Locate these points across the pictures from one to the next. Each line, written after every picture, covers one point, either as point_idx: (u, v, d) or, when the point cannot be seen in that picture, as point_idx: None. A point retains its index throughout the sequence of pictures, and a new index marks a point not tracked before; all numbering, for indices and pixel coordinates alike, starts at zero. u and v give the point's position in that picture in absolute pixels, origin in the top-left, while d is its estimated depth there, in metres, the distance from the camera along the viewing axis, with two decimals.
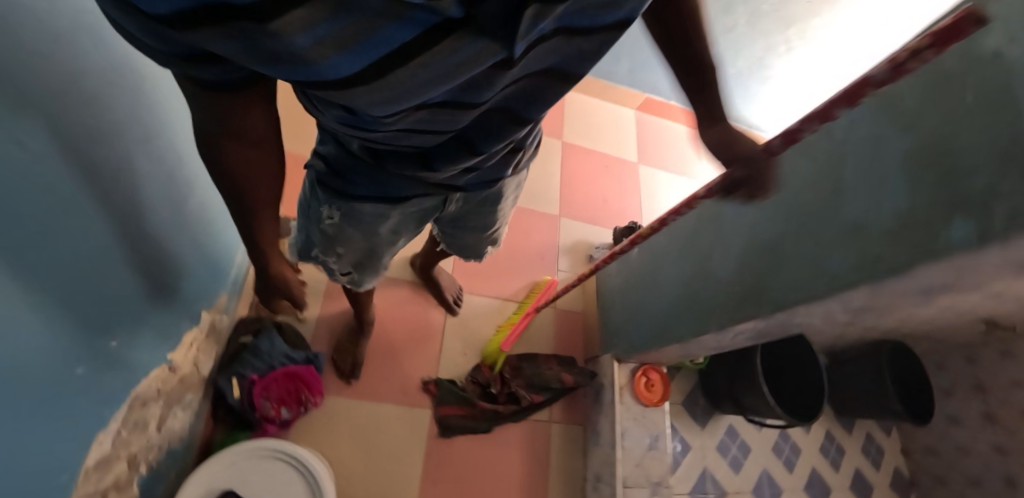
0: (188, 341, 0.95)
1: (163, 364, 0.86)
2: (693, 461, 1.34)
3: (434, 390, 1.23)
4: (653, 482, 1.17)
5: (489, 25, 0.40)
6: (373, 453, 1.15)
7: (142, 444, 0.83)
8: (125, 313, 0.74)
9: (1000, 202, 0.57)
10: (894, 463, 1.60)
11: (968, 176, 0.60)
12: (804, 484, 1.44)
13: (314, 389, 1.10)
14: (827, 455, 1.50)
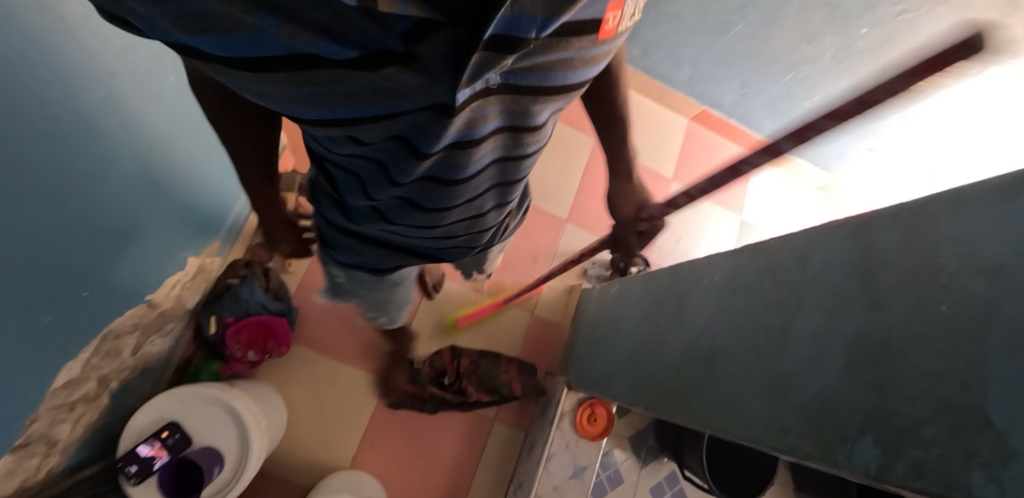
0: (171, 282, 1.07)
1: (142, 303, 0.99)
2: (622, 495, 1.37)
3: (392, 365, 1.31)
4: None
5: (439, 66, 0.34)
6: (325, 406, 1.29)
7: (113, 365, 0.98)
8: (95, 270, 0.85)
9: (912, 448, 0.49)
10: None
11: (897, 401, 0.52)
12: None
13: (280, 341, 1.22)
14: None
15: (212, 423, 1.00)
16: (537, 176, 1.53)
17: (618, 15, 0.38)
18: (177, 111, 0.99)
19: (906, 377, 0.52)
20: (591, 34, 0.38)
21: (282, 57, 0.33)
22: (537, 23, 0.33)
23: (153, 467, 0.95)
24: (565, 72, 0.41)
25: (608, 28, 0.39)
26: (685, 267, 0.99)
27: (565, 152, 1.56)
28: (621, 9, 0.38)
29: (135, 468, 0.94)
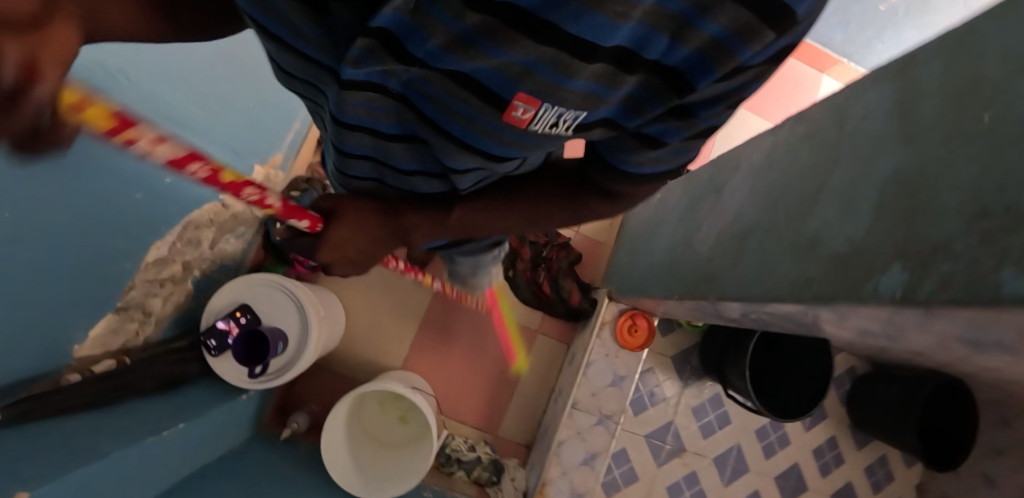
0: None
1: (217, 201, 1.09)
2: (662, 411, 1.39)
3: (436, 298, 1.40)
4: (602, 413, 1.30)
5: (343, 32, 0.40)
6: (381, 310, 1.39)
7: (194, 255, 1.10)
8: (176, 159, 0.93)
9: (942, 262, 0.46)
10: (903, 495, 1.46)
11: (930, 223, 0.49)
12: (777, 473, 1.41)
13: None
14: (818, 458, 1.44)
15: (278, 310, 1.12)
16: None
17: (529, 107, 0.41)
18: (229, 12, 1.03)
19: (941, 197, 0.49)
20: (488, 103, 0.41)
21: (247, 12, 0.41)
22: (439, 54, 0.37)
23: (228, 342, 1.06)
24: (468, 126, 0.46)
25: (512, 111, 0.42)
26: (726, 161, 0.96)
27: None
28: (530, 104, 0.40)
29: (214, 342, 1.05)
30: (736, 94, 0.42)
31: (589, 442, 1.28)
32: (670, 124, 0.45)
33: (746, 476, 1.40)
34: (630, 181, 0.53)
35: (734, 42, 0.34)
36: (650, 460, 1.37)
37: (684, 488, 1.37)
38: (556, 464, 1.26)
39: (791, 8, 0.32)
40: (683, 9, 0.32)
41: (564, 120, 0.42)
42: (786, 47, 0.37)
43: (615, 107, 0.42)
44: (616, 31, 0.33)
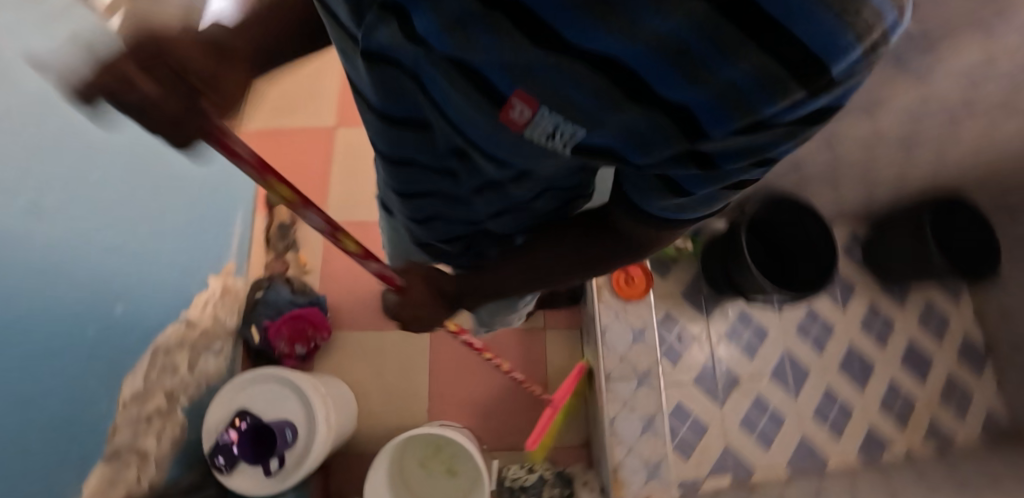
0: (202, 300, 1.14)
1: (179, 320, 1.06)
2: (698, 351, 1.32)
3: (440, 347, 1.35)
4: (639, 374, 1.22)
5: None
6: (385, 373, 1.33)
7: (173, 381, 1.05)
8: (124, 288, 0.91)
9: None
10: (969, 331, 1.39)
11: None
12: (838, 363, 1.34)
13: (319, 327, 1.28)
14: (868, 331, 1.37)
15: (275, 402, 1.05)
16: None
17: (527, 112, 0.33)
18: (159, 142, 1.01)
19: None
20: (478, 103, 0.34)
21: None
22: (436, 38, 0.30)
23: (234, 453, 1.01)
24: (470, 128, 0.38)
25: (508, 111, 0.33)
26: None
27: None
28: (529, 106, 0.32)
29: (222, 459, 1.00)
30: (768, 156, 0.33)
31: (641, 410, 1.19)
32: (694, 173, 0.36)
33: (811, 378, 1.32)
34: (658, 225, 0.46)
35: (755, 90, 0.26)
36: (711, 404, 1.29)
37: (758, 416, 1.29)
38: (620, 445, 1.16)
39: (832, 68, 0.25)
40: (694, 48, 0.24)
41: (559, 137, 0.35)
42: (826, 108, 0.29)
43: (615, 139, 0.34)
44: (615, 50, 0.26)
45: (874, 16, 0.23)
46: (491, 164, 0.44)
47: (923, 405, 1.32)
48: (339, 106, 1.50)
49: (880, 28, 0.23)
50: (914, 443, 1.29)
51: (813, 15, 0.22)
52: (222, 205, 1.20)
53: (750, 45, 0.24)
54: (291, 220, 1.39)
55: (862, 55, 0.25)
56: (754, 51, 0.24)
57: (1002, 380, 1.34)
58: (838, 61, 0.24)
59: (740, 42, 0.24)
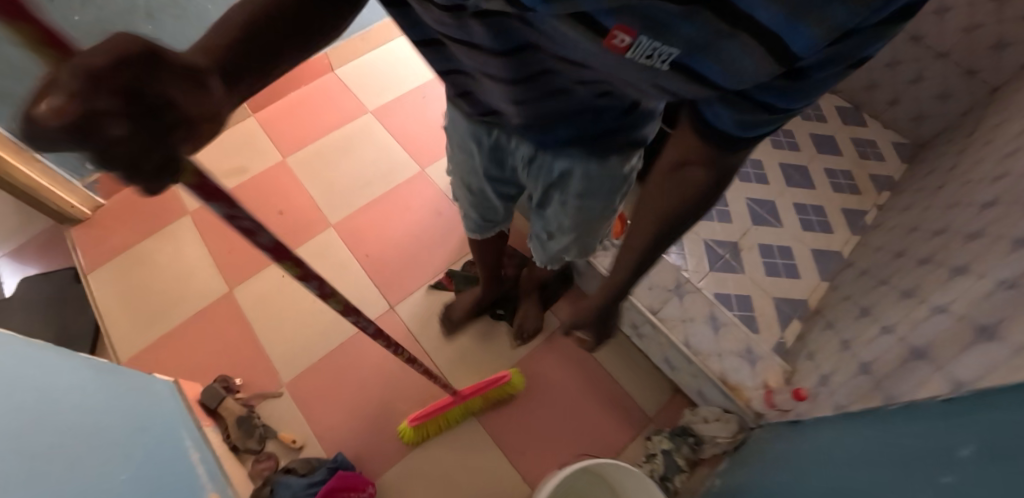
0: None
1: None
2: (694, 243, 1.35)
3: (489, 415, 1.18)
4: (673, 288, 1.18)
5: None
6: (458, 480, 1.11)
7: None
8: None
9: None
10: (830, 108, 1.71)
11: None
12: (783, 182, 1.51)
13: (358, 486, 1.04)
14: (780, 147, 1.59)
15: None
16: (368, 171, 1.44)
17: (627, 39, 0.33)
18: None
19: None
20: (582, 25, 0.33)
21: None
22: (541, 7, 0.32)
23: None
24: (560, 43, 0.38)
25: (611, 39, 0.33)
26: None
27: (359, 137, 1.48)
28: (632, 31, 0.32)
29: None
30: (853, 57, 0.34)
31: (699, 316, 1.14)
32: (775, 90, 0.36)
33: (778, 205, 1.46)
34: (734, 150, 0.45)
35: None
36: (737, 274, 1.32)
37: (773, 259, 1.35)
38: (710, 358, 1.10)
39: None
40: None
41: (655, 60, 0.34)
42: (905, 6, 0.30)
43: (702, 61, 0.34)
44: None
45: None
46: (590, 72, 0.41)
47: (854, 171, 1.56)
48: (220, 269, 1.29)
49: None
50: (873, 199, 1.50)
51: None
52: (154, 441, 0.90)
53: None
54: (248, 409, 1.13)
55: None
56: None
57: (880, 118, 1.68)
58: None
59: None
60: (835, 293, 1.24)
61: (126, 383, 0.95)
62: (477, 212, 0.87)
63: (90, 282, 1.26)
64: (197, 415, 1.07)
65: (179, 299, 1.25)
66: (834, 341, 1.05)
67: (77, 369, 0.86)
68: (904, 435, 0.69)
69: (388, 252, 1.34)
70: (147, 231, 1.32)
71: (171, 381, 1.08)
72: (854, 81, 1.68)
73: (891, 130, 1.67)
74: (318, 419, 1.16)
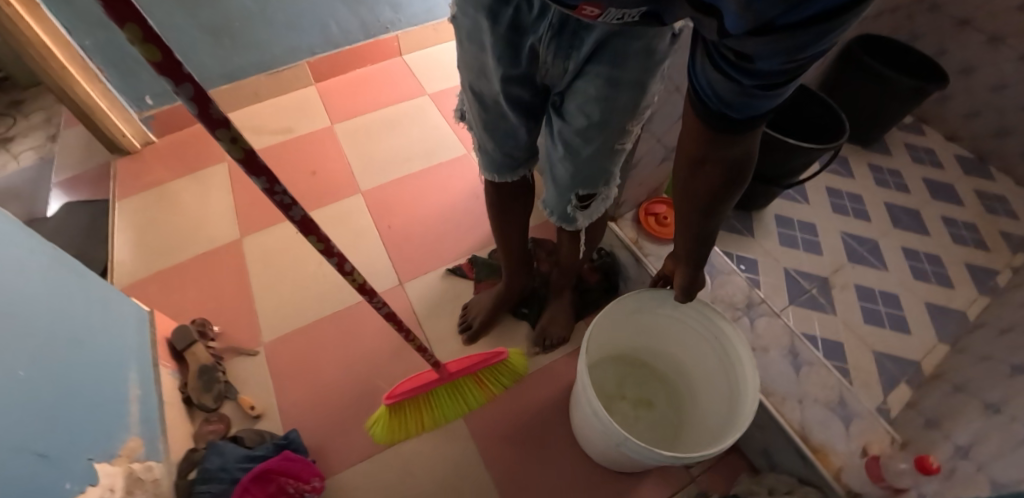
0: None
1: None
2: (769, 268, 1.09)
3: (489, 431, 0.95)
4: (743, 307, 0.91)
5: None
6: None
7: None
8: None
9: None
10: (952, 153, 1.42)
11: None
12: (891, 223, 1.22)
13: (302, 474, 0.85)
14: (887, 186, 1.30)
15: None
16: (410, 145, 1.34)
17: (597, 10, 0.41)
18: None
19: None
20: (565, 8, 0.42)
21: None
22: None
23: None
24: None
25: (582, 11, 0.42)
26: None
27: (411, 115, 1.40)
28: (597, 7, 0.41)
29: None
30: (797, 56, 0.34)
31: (775, 347, 0.87)
32: (728, 65, 0.38)
33: (882, 246, 1.17)
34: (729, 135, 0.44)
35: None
36: (824, 314, 1.03)
37: (874, 305, 1.06)
38: (787, 403, 0.80)
39: None
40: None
41: (629, 18, 0.42)
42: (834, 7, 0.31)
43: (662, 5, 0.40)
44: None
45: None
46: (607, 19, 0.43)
47: (983, 224, 1.24)
48: (237, 216, 1.21)
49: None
50: (1007, 259, 1.17)
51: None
52: (88, 352, 0.76)
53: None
54: (215, 362, 0.98)
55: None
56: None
57: (1012, 174, 1.36)
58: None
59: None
60: (962, 356, 0.92)
61: (90, 292, 0.83)
62: (492, 141, 0.70)
63: (116, 210, 1.23)
64: (160, 354, 0.93)
65: (188, 238, 1.18)
66: (965, 400, 0.75)
67: (30, 251, 0.72)
68: None
69: (409, 230, 1.20)
70: (183, 171, 1.29)
71: (146, 310, 0.97)
72: (976, 128, 1.38)
73: None
74: (285, 388, 0.99)
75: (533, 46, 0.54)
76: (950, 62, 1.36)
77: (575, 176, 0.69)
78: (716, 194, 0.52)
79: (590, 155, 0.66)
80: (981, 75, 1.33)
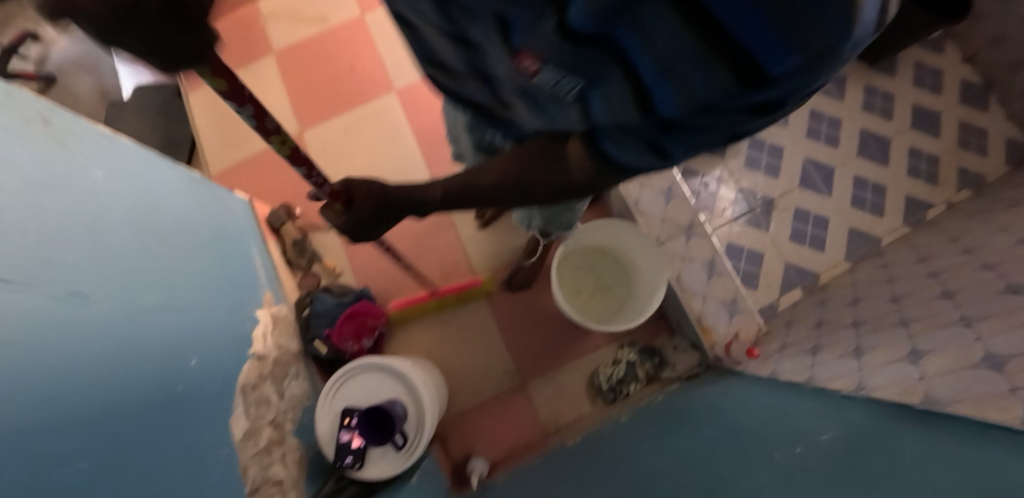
0: (253, 363, 1.07)
1: (194, 393, 0.88)
2: (726, 189, 1.35)
3: (498, 291, 1.38)
4: (684, 228, 1.25)
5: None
6: (455, 333, 1.37)
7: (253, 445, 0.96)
8: (88, 357, 0.69)
9: None
10: (960, 76, 1.41)
11: None
12: (858, 150, 1.37)
13: (376, 316, 1.32)
14: (873, 110, 1.40)
15: (376, 385, 1.09)
16: None
17: (534, 66, 0.43)
18: (122, 177, 0.92)
19: None
20: (507, 46, 0.44)
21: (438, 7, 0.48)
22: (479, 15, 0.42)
23: (361, 446, 1.00)
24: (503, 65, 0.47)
25: (521, 62, 0.44)
26: None
27: None
28: (535, 60, 0.42)
29: (350, 456, 0.98)
30: (727, 129, 0.40)
31: (698, 258, 1.23)
32: (643, 131, 0.42)
33: (837, 173, 1.36)
34: (607, 170, 0.49)
35: (684, 56, 0.34)
36: (758, 232, 1.32)
37: (804, 226, 1.33)
38: (694, 298, 1.21)
39: (767, 64, 0.32)
40: (666, 37, 0.33)
41: (562, 89, 0.43)
42: (777, 93, 0.35)
43: (590, 87, 0.42)
44: (620, 39, 0.36)
45: (808, 29, 0.29)
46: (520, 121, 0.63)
47: (946, 158, 1.36)
48: (293, 109, 1.45)
49: (817, 46, 0.30)
50: (949, 194, 1.33)
51: (756, 20, 0.30)
52: (230, 242, 1.17)
53: (688, 23, 0.32)
54: (302, 235, 1.38)
55: (792, 59, 0.31)
56: (701, 41, 0.33)
57: (1006, 106, 1.38)
58: (773, 60, 0.31)
59: (686, 27, 0.32)
60: (848, 276, 1.24)
61: (214, 195, 1.18)
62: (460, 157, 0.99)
63: (189, 98, 1.47)
64: (264, 232, 1.32)
65: (258, 130, 1.45)
66: (813, 317, 1.11)
67: (171, 174, 1.07)
68: (807, 409, 0.80)
69: (439, 130, 1.44)
70: (237, 61, 1.47)
71: (245, 200, 1.30)
72: (995, 58, 1.35)
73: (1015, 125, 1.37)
74: (355, 254, 1.43)
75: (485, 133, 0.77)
76: None
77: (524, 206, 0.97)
78: (557, 186, 0.56)
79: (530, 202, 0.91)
80: None
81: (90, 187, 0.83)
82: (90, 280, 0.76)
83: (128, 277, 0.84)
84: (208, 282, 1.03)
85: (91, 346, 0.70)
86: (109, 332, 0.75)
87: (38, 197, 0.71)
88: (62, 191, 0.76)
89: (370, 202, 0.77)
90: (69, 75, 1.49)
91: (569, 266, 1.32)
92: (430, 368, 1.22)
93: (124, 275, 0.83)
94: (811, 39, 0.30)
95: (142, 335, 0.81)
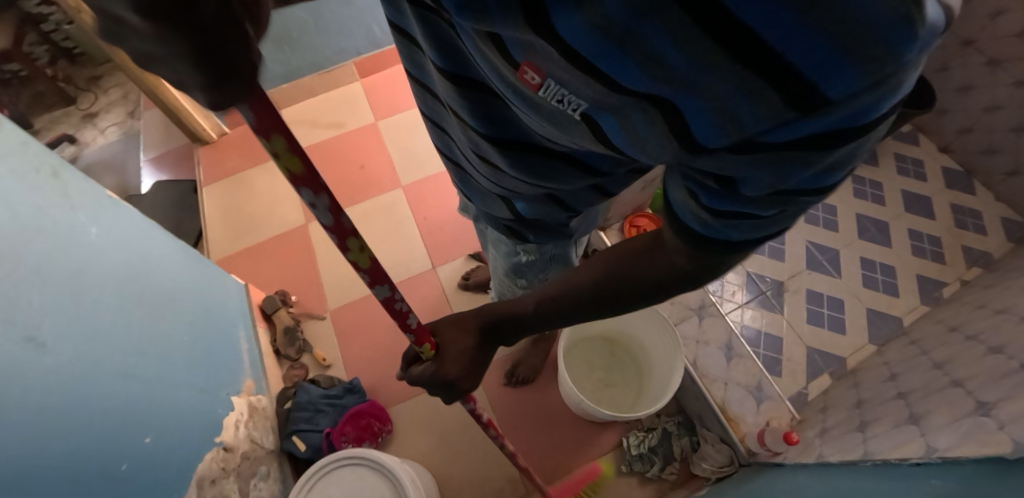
0: (216, 455, 0.94)
1: (139, 476, 0.76)
2: (732, 272, 1.34)
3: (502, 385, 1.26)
4: (696, 309, 1.19)
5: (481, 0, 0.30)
6: (452, 433, 1.22)
7: None
8: (27, 414, 0.60)
9: None
10: (941, 165, 1.51)
11: None
12: (857, 234, 1.40)
13: (383, 418, 1.19)
14: (864, 198, 1.46)
15: (357, 481, 0.95)
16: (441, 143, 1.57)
17: (537, 78, 0.34)
18: (118, 236, 0.89)
19: None
20: (504, 58, 0.35)
21: (435, 28, 0.41)
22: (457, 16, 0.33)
23: None
24: (501, 80, 0.39)
25: (522, 75, 0.35)
26: None
27: None
28: (538, 71, 0.34)
29: None
30: (802, 188, 0.31)
31: (714, 341, 1.15)
32: (716, 194, 0.34)
33: (842, 255, 1.37)
34: (699, 246, 0.39)
35: (727, 86, 0.27)
36: (773, 314, 1.28)
37: (819, 308, 1.29)
38: (715, 383, 1.10)
39: (821, 89, 0.25)
40: (696, 67, 0.27)
41: (565, 106, 0.36)
42: (836, 133, 0.27)
43: (608, 119, 0.35)
44: (628, 74, 0.30)
45: (863, 39, 0.23)
46: (523, 175, 0.54)
47: (947, 238, 1.39)
48: (302, 203, 1.50)
49: (883, 59, 0.24)
50: (960, 272, 1.33)
51: (802, 38, 0.24)
52: (217, 320, 1.10)
53: (727, 56, 0.26)
54: (295, 323, 1.31)
55: (852, 79, 0.24)
56: (738, 64, 0.26)
57: (993, 189, 1.45)
58: (830, 83, 0.25)
59: (712, 54, 0.26)
60: (878, 357, 1.15)
61: (209, 273, 1.14)
62: None
63: (203, 193, 1.52)
64: (255, 317, 1.25)
65: (265, 220, 1.48)
66: (851, 397, 1.00)
67: (171, 245, 1.03)
68: (872, 487, 0.68)
69: (441, 220, 1.47)
70: (254, 161, 1.57)
71: (242, 284, 1.26)
72: (970, 144, 1.45)
73: (1007, 205, 1.43)
74: (344, 345, 1.33)
75: (477, 188, 0.68)
76: (949, 80, 1.43)
77: (506, 275, 0.91)
78: (634, 282, 0.47)
79: (519, 271, 0.87)
80: (980, 94, 1.38)
81: (84, 240, 0.80)
82: (59, 331, 0.70)
83: (100, 338, 0.77)
84: (184, 358, 0.94)
85: (36, 402, 0.62)
86: (63, 391, 0.67)
87: (27, 237, 0.69)
88: (52, 236, 0.74)
89: (458, 336, 0.63)
90: (95, 172, 1.58)
91: (574, 361, 1.22)
92: (422, 475, 1.04)
93: (94, 335, 0.76)
94: (866, 47, 0.23)
95: (99, 400, 0.72)
